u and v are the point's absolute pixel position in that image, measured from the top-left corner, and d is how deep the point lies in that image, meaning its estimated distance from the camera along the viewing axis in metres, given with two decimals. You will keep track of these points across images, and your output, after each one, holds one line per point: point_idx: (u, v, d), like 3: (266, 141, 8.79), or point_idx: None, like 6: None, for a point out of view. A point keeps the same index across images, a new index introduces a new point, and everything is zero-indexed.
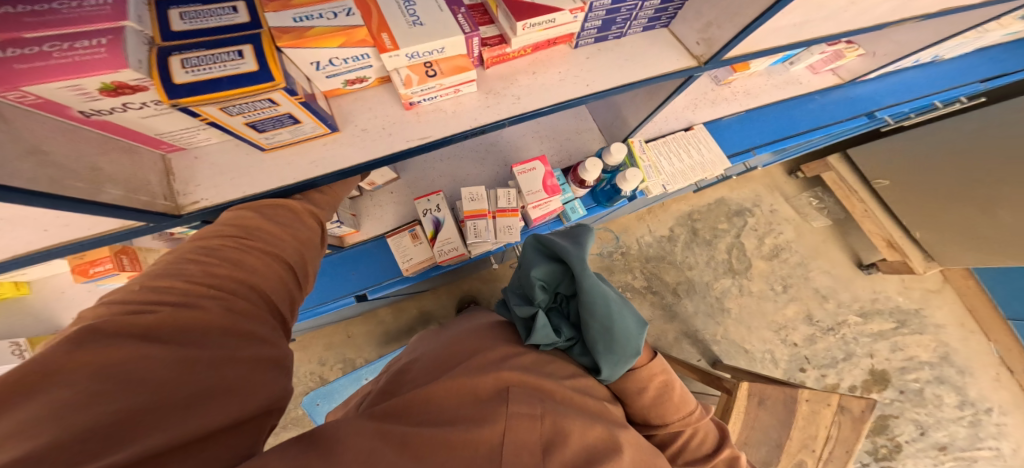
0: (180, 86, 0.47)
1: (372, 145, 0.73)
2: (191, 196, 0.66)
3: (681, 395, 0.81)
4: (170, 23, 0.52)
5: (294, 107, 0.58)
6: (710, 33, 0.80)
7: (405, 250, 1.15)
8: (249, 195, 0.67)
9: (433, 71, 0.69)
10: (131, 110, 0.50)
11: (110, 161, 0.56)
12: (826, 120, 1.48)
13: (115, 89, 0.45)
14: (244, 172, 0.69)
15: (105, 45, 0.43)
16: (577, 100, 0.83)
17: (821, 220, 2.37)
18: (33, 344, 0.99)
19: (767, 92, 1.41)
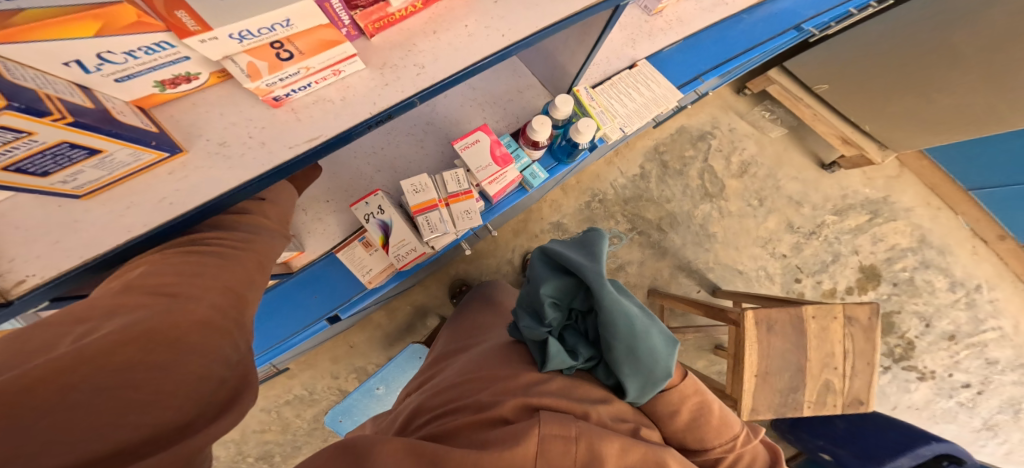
0: None
1: (244, 162, 0.65)
2: (13, 275, 0.55)
3: (720, 414, 0.78)
4: None
5: (64, 132, 0.44)
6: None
7: (359, 261, 1.19)
8: (91, 259, 0.57)
9: (287, 52, 0.59)
10: None
11: None
12: (760, 39, 1.51)
13: None
14: (68, 230, 0.58)
15: None
16: (503, 53, 0.79)
17: (776, 131, 2.37)
18: None
19: (699, 17, 1.38)
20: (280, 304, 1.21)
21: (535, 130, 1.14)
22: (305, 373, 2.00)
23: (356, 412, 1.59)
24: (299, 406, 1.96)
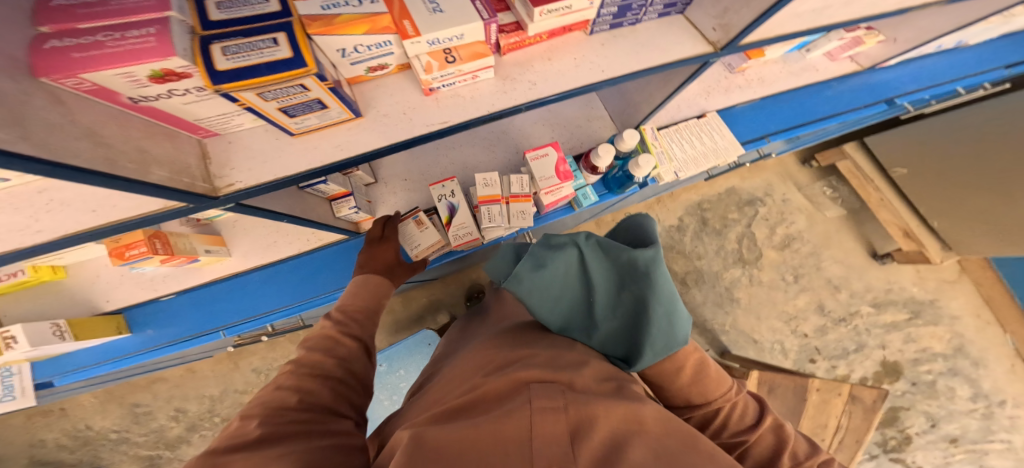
0: (223, 72, 0.48)
1: (394, 130, 0.74)
2: (226, 179, 0.63)
3: (704, 363, 0.56)
4: (208, 12, 0.51)
5: (323, 93, 0.59)
6: (728, 18, 0.66)
7: (411, 238, 1.08)
8: (278, 179, 0.66)
9: (452, 57, 0.68)
10: (175, 97, 0.49)
11: (154, 145, 0.53)
12: (843, 108, 1.34)
13: (164, 77, 0.45)
14: (273, 158, 0.68)
15: (154, 34, 0.43)
16: (587, 89, 0.72)
17: (833, 210, 2.21)
18: (76, 325, 0.87)
19: (782, 80, 1.28)
20: (317, 266, 1.10)
21: (599, 156, 1.04)
22: None
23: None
24: None
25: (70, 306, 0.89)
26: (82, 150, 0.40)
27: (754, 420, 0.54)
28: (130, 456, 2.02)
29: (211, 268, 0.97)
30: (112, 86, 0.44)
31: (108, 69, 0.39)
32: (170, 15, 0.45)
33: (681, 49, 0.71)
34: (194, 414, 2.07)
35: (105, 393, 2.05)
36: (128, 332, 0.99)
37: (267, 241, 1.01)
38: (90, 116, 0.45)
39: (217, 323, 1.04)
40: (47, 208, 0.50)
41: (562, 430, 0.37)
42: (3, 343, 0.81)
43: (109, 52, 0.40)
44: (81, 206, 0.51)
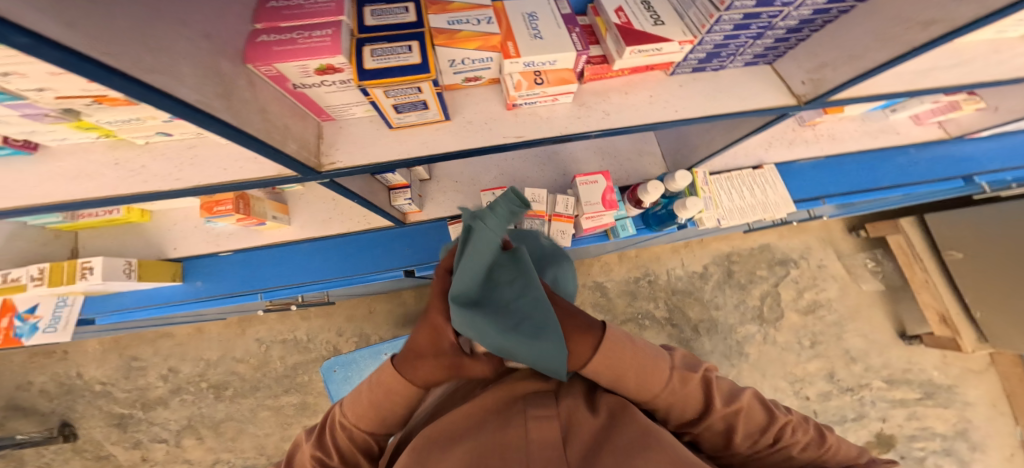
0: (368, 70, 0.61)
1: (470, 138, 0.78)
2: (330, 158, 0.73)
3: (638, 355, 0.50)
4: (365, 18, 0.66)
5: (431, 96, 0.67)
6: (823, 74, 0.69)
7: None
8: (373, 164, 0.74)
9: (540, 80, 0.71)
10: (324, 86, 0.64)
11: (298, 124, 0.68)
12: (915, 178, 1.36)
13: (326, 70, 0.60)
14: (370, 144, 0.76)
15: (330, 35, 0.59)
16: (660, 125, 0.75)
17: (871, 284, 2.22)
18: (143, 266, 0.95)
19: (856, 138, 1.35)
20: (365, 246, 1.14)
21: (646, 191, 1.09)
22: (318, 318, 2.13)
23: (353, 368, 1.65)
24: (289, 349, 2.09)
25: (147, 245, 1.04)
26: (254, 123, 0.54)
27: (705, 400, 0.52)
28: (103, 412, 2.01)
29: (269, 233, 1.08)
30: (288, 74, 0.59)
31: (296, 58, 0.55)
32: (342, 21, 0.61)
33: (760, 100, 0.75)
34: (184, 376, 2.06)
35: (111, 342, 2.06)
36: (179, 280, 1.06)
37: (324, 218, 1.11)
38: (266, 96, 0.60)
39: (259, 284, 1.10)
40: (189, 163, 0.63)
41: (555, 435, 0.44)
42: (79, 272, 0.88)
43: (298, 47, 0.56)
44: (217, 164, 0.63)
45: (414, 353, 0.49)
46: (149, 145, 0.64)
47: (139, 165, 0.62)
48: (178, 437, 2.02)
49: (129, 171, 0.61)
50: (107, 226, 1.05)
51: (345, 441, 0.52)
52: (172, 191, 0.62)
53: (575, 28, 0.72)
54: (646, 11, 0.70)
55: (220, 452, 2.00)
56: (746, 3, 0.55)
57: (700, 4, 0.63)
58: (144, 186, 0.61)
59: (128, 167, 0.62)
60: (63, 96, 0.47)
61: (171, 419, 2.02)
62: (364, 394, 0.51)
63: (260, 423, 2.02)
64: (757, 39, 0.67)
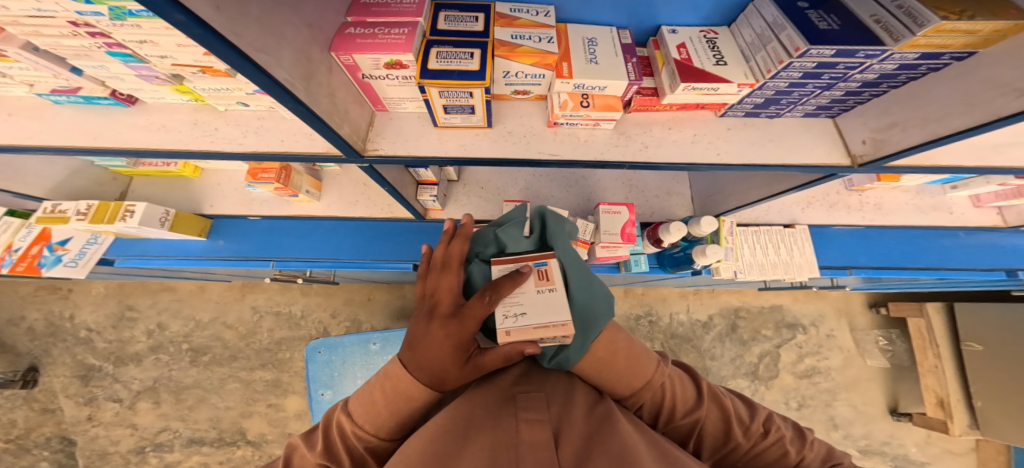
0: (430, 70, 0.64)
1: (510, 148, 0.79)
2: (375, 145, 0.75)
3: (631, 344, 0.57)
4: (438, 22, 0.72)
5: (480, 102, 0.69)
6: (889, 134, 0.69)
7: None
8: (413, 157, 0.76)
9: (587, 103, 0.74)
10: (388, 79, 0.68)
11: (355, 110, 0.71)
12: (955, 264, 1.34)
13: (393, 65, 0.64)
14: (416, 138, 0.78)
15: (405, 34, 0.64)
16: (700, 166, 0.79)
17: (877, 360, 2.12)
18: (177, 218, 0.98)
19: (905, 212, 1.33)
20: (382, 234, 1.16)
21: (668, 231, 1.10)
22: (317, 296, 2.12)
23: (338, 353, 1.64)
24: (280, 323, 2.07)
25: (187, 199, 1.08)
26: (322, 104, 0.58)
27: (692, 391, 0.57)
28: (73, 360, 1.99)
29: (300, 206, 1.12)
30: (361, 64, 0.64)
31: (369, 52, 0.60)
32: (419, 22, 0.67)
33: (813, 156, 0.77)
34: (170, 334, 2.04)
35: (112, 288, 2.07)
36: (204, 236, 1.09)
37: (351, 199, 1.15)
38: (338, 82, 0.65)
39: (275, 253, 1.12)
40: (254, 132, 0.67)
41: (546, 436, 0.44)
42: (121, 213, 0.90)
43: (376, 43, 0.62)
44: (275, 136, 0.66)
45: (443, 367, 0.50)
46: (227, 112, 0.68)
47: (213, 127, 0.66)
48: (133, 399, 1.97)
49: (204, 131, 0.66)
50: (156, 176, 1.10)
51: (361, 450, 0.50)
52: (226, 153, 0.65)
53: (631, 59, 0.76)
54: (710, 50, 0.75)
55: (172, 420, 1.95)
56: (824, 51, 0.57)
57: (771, 49, 0.65)
58: (208, 147, 0.64)
59: (203, 131, 0.66)
60: (177, 64, 0.53)
61: (137, 378, 1.98)
62: (380, 402, 0.50)
63: (225, 396, 1.98)
64: (823, 91, 0.69)
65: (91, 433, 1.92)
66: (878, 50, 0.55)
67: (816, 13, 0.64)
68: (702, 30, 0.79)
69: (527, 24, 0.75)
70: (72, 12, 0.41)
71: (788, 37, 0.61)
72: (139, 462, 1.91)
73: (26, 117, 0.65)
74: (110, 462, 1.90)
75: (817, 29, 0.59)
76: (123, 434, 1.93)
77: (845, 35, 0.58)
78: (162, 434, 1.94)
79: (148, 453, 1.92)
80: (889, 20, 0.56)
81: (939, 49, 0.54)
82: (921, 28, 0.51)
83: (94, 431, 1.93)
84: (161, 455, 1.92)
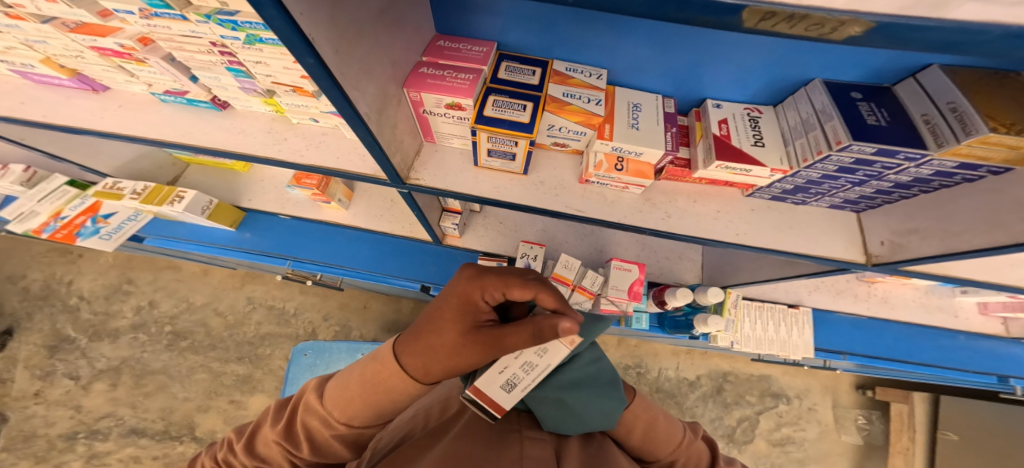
0: (484, 116, 0.69)
1: (544, 197, 0.85)
2: (417, 175, 0.80)
3: (655, 423, 0.61)
4: (499, 71, 0.79)
5: (522, 150, 0.74)
6: (907, 240, 0.75)
7: None
8: (453, 192, 0.81)
9: (622, 167, 0.80)
10: (444, 117, 0.73)
11: (408, 141, 0.76)
12: (952, 365, 1.35)
13: (453, 106, 0.69)
14: (455, 173, 0.83)
15: (469, 80, 0.70)
16: (719, 242, 0.84)
17: (852, 437, 2.01)
18: (217, 208, 1.03)
19: (908, 307, 1.35)
20: (398, 251, 1.20)
21: (675, 295, 1.13)
22: (313, 296, 2.10)
23: (323, 358, 1.60)
24: (270, 318, 2.04)
25: (227, 189, 1.13)
26: (387, 135, 0.64)
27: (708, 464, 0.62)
28: (50, 329, 1.95)
29: (329, 212, 1.15)
30: (425, 101, 0.69)
31: (434, 93, 0.66)
32: (482, 70, 0.73)
33: (827, 248, 0.82)
34: (157, 314, 2.00)
35: (113, 260, 2.07)
36: (233, 228, 1.13)
37: (375, 212, 1.18)
38: (403, 115, 0.70)
39: (294, 253, 1.15)
40: (317, 146, 0.72)
41: (548, 454, 0.49)
42: (171, 197, 0.95)
43: (444, 85, 0.67)
44: (331, 153, 0.72)
45: (441, 347, 0.43)
46: (299, 125, 0.73)
47: (283, 137, 0.72)
48: (91, 378, 1.90)
49: (275, 139, 0.71)
50: (205, 165, 1.16)
51: (331, 437, 0.46)
52: (286, 163, 0.70)
53: (671, 128, 0.82)
54: (750, 129, 0.81)
55: (121, 406, 1.87)
56: (864, 148, 0.61)
57: (812, 137, 0.71)
58: (273, 158, 0.70)
59: (271, 141, 0.71)
60: (275, 82, 0.59)
61: (105, 356, 1.93)
62: (355, 392, 0.44)
63: (188, 386, 1.91)
64: (851, 187, 0.75)
65: (27, 412, 1.83)
66: (919, 153, 0.59)
67: (867, 106, 0.69)
68: (747, 107, 0.86)
69: (579, 84, 0.81)
70: (218, 35, 0.49)
71: (832, 128, 0.67)
72: (65, 449, 1.80)
73: (131, 109, 0.72)
74: (33, 446, 1.80)
75: (863, 124, 0.64)
76: (61, 416, 1.84)
77: (888, 135, 0.62)
78: (102, 421, 1.84)
79: (79, 439, 1.81)
80: (938, 122, 0.60)
81: (979, 161, 0.57)
82: (968, 136, 0.53)
83: (32, 410, 1.84)
84: (91, 444, 1.81)
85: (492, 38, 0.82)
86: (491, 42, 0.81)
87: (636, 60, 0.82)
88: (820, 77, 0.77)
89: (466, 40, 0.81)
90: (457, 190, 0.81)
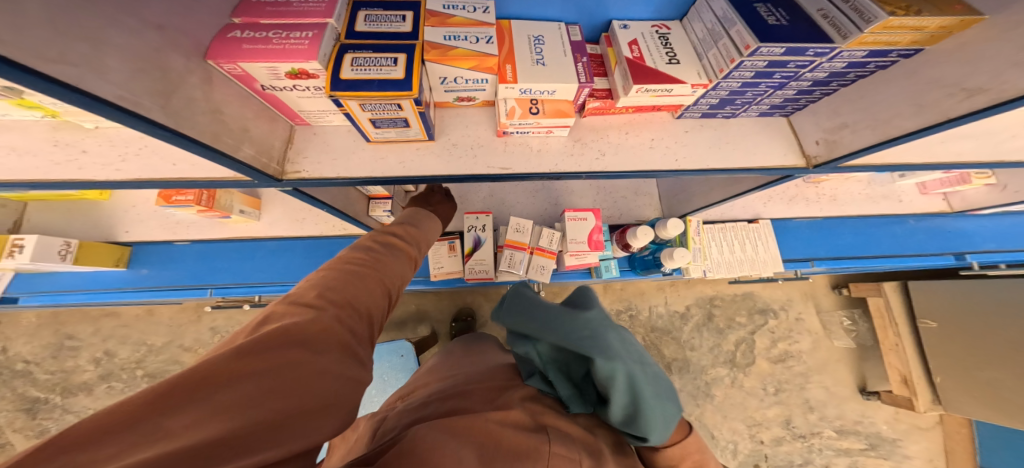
0: (342, 80, 0.56)
1: (455, 163, 0.74)
2: (296, 166, 0.68)
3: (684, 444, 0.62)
4: (356, 23, 0.64)
5: (412, 115, 0.63)
6: (840, 135, 0.68)
7: (438, 259, 1.11)
8: (344, 178, 0.69)
9: (537, 109, 0.69)
10: (296, 90, 0.60)
11: (258, 126, 0.62)
12: (909, 250, 1.38)
13: (297, 74, 0.56)
14: (344, 156, 0.71)
15: (308, 38, 0.56)
16: (660, 172, 0.76)
17: (844, 341, 2.05)
18: (82, 248, 0.91)
19: (857, 202, 1.36)
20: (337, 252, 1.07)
21: (636, 235, 1.07)
22: None
23: None
24: None
25: (99, 225, 0.98)
26: (201, 124, 0.50)
27: None
28: (14, 394, 1.80)
29: (238, 226, 1.02)
30: (254, 74, 0.55)
31: (259, 60, 0.52)
32: (329, 23, 0.59)
33: (768, 158, 0.75)
34: (119, 361, 1.86)
35: (49, 316, 1.88)
36: (123, 266, 1.01)
37: (297, 216, 1.06)
38: (224, 96, 0.55)
39: (210, 280, 1.04)
40: (139, 153, 0.58)
41: None
42: (9, 248, 0.85)
43: (269, 48, 0.53)
44: (164, 157, 0.58)
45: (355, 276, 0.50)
46: (98, 129, 0.59)
47: (79, 149, 0.57)
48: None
49: (68, 155, 0.56)
50: (49, 201, 0.99)
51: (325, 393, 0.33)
52: (102, 184, 0.57)
53: (582, 58, 0.71)
54: (662, 47, 0.71)
55: None
56: (773, 49, 0.55)
57: (722, 47, 0.63)
58: (83, 176, 0.56)
59: (66, 152, 0.56)
60: None
61: (90, 408, 1.80)
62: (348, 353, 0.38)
63: None
64: (776, 90, 0.67)
65: None
66: (827, 48, 0.54)
67: (765, 7, 0.62)
68: (655, 24, 0.76)
69: (462, 23, 0.68)
70: None
71: (737, 33, 0.59)
72: None
73: None
74: None
75: (766, 26, 0.57)
76: None
77: (792, 33, 0.56)
78: None
79: None
80: (835, 15, 0.55)
81: (887, 46, 0.53)
82: (869, 25, 0.50)
83: None
84: None
85: None
86: None
87: None
88: None
89: None
90: (347, 175, 0.69)
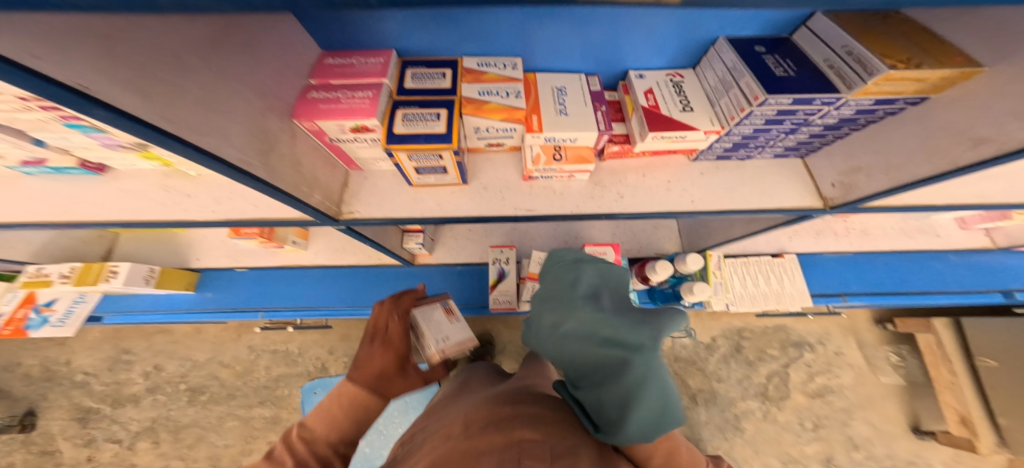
0: (396, 134, 0.66)
1: (486, 203, 0.81)
2: (350, 207, 0.78)
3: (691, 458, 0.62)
4: (405, 80, 0.75)
5: (450, 163, 0.72)
6: (855, 178, 0.71)
7: (437, 328, 0.94)
8: (389, 218, 0.78)
9: (560, 156, 0.77)
10: (356, 141, 0.70)
11: (324, 173, 0.73)
12: (951, 285, 1.31)
13: (359, 129, 0.66)
14: (391, 197, 0.80)
15: (368, 98, 0.66)
16: (677, 213, 0.80)
17: (891, 378, 1.90)
18: (162, 275, 1.03)
19: (890, 236, 1.33)
20: (372, 279, 1.18)
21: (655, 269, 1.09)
22: (308, 334, 2.06)
23: None
24: (277, 360, 2.02)
25: (172, 252, 1.11)
26: (285, 176, 0.60)
27: None
28: (72, 403, 1.95)
29: (287, 255, 1.13)
30: (326, 129, 0.65)
31: (332, 119, 0.62)
32: (384, 82, 0.70)
33: (785, 199, 0.79)
34: (165, 375, 1.99)
35: (108, 330, 2.06)
36: (191, 290, 1.13)
37: (338, 247, 1.17)
38: (303, 148, 0.66)
39: (261, 303, 1.14)
40: (230, 198, 0.69)
41: None
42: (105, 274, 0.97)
43: (339, 108, 0.63)
44: (249, 201, 0.69)
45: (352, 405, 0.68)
46: (199, 177, 0.69)
47: (184, 193, 0.67)
48: (134, 438, 1.90)
49: (174, 198, 0.67)
50: (134, 232, 1.14)
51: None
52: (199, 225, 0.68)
53: (601, 106, 0.79)
54: (676, 95, 0.78)
55: (171, 459, 1.87)
56: (781, 100, 0.60)
57: (733, 95, 0.68)
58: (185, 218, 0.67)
59: (173, 198, 0.67)
60: None
61: (135, 419, 1.92)
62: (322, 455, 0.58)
63: (224, 433, 1.90)
64: (787, 135, 0.72)
65: None
66: (834, 97, 0.59)
67: (772, 58, 0.68)
68: (668, 73, 0.83)
69: (494, 79, 0.78)
70: None
71: (746, 84, 0.65)
72: None
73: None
74: None
75: (774, 76, 0.63)
76: None
77: (799, 85, 0.62)
78: None
79: None
80: (840, 66, 0.60)
81: (893, 96, 0.57)
82: (871, 77, 0.54)
83: None
84: None
85: (390, 45, 0.78)
86: (389, 50, 0.77)
87: (549, 43, 0.78)
88: (723, 36, 0.75)
89: (358, 53, 0.76)
90: (393, 214, 0.78)
